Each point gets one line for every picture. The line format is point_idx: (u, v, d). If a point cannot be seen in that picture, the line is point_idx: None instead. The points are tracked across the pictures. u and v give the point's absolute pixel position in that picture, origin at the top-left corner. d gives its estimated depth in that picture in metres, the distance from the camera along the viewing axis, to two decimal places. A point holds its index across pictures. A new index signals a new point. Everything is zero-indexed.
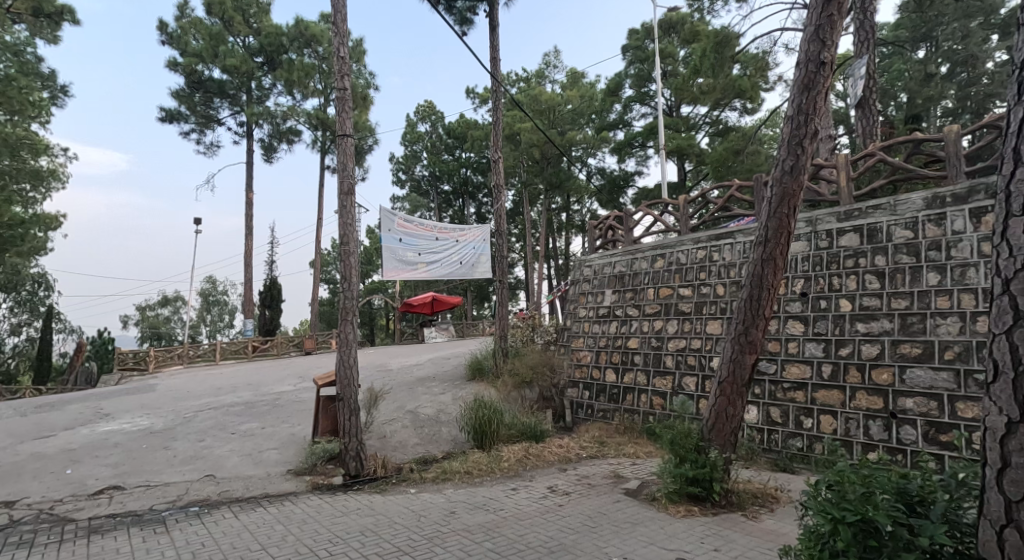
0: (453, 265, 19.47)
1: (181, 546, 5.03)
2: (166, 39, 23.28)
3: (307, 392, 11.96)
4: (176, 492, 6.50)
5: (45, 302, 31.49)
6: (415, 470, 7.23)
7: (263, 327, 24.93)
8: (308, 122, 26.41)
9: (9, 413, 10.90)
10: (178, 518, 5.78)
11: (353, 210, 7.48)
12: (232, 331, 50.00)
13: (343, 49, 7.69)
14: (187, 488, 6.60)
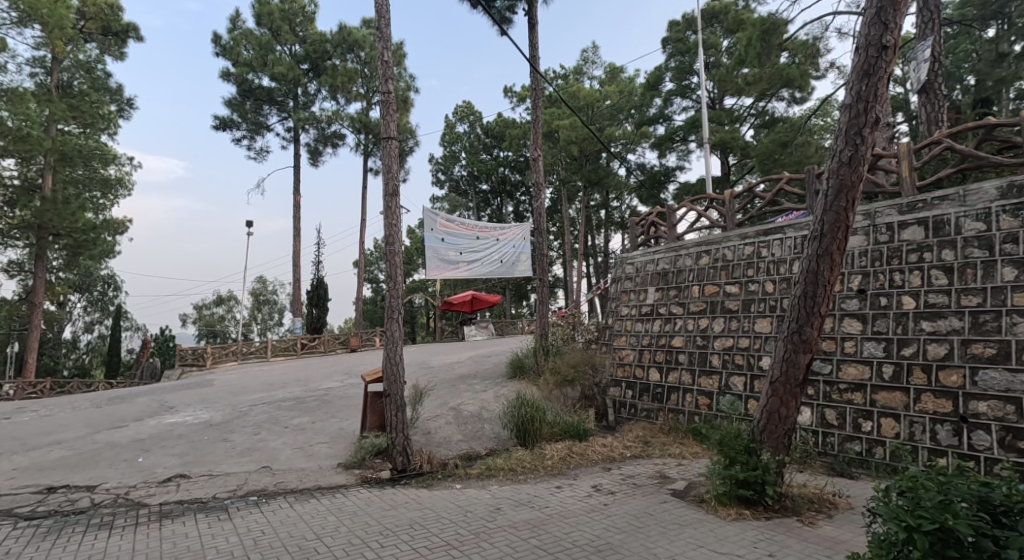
0: (493, 264, 19.56)
1: (242, 532, 5.26)
2: (220, 50, 24.30)
3: (353, 389, 12.26)
4: (236, 481, 6.79)
5: (113, 302, 33.52)
6: (460, 466, 7.32)
7: (310, 326, 25.71)
8: (351, 126, 27.09)
9: (84, 404, 11.64)
10: (238, 507, 6.04)
11: (398, 211, 7.64)
12: (282, 329, 51.67)
13: (387, 53, 7.84)
14: (245, 478, 6.88)
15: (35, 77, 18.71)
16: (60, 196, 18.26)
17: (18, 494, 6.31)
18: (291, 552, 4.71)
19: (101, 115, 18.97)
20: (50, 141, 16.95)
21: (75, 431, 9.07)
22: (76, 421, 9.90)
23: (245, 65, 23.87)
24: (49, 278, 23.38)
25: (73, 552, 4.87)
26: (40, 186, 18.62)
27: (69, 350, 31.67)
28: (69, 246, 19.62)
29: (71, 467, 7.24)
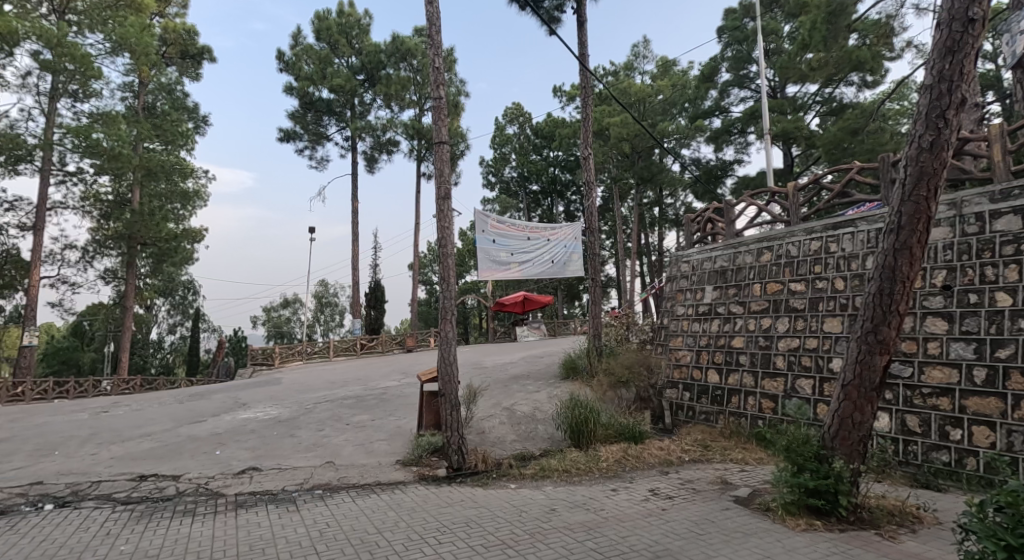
0: (544, 264, 19.51)
1: (308, 524, 5.46)
2: (283, 66, 25.48)
3: (410, 388, 12.52)
4: (303, 475, 7.06)
5: (193, 305, 35.85)
6: (515, 466, 7.32)
7: (369, 326, 26.50)
8: (405, 132, 27.73)
9: (168, 400, 12.47)
10: (304, 499, 6.28)
11: (451, 214, 7.73)
12: (343, 330, 53.56)
13: (438, 60, 7.96)
14: (311, 472, 7.15)
15: (125, 100, 20.38)
16: (146, 209, 19.77)
17: (114, 481, 6.81)
18: (354, 545, 4.83)
19: (180, 132, 20.36)
20: (138, 158, 18.30)
21: (161, 425, 9.72)
22: (162, 415, 10.61)
23: (306, 78, 24.88)
24: (137, 283, 25.26)
25: (161, 536, 5.21)
26: (130, 200, 20.44)
27: (154, 350, 34.08)
28: (155, 254, 21.23)
29: (159, 458, 7.74)
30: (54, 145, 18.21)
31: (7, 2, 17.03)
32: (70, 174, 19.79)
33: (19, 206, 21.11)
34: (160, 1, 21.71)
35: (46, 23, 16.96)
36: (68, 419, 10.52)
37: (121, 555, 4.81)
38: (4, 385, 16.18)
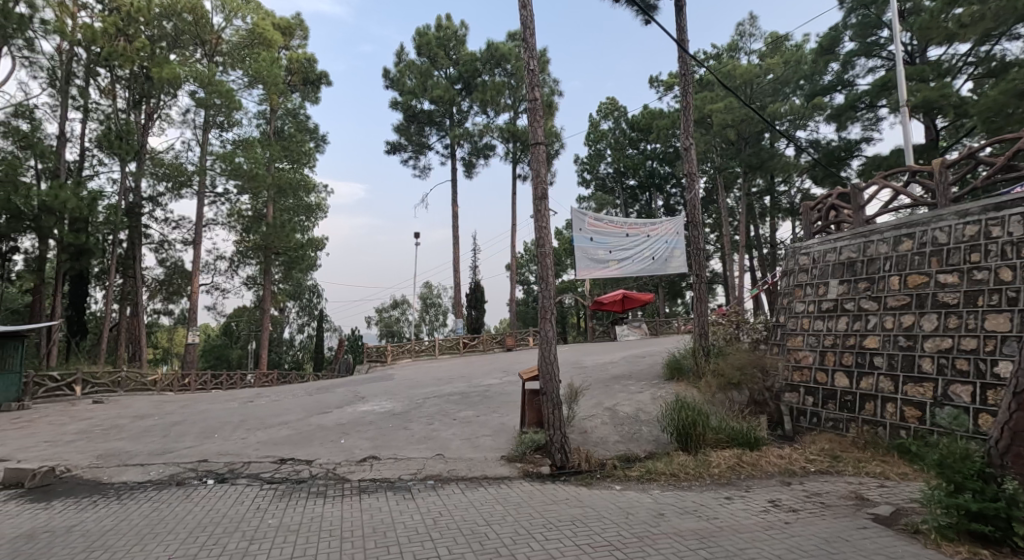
0: (645, 261, 18.92)
1: (422, 512, 5.72)
2: (389, 83, 27.08)
3: (513, 386, 12.73)
4: (416, 466, 7.42)
5: (318, 307, 39.19)
6: (620, 467, 7.19)
7: (472, 327, 27.32)
8: (501, 136, 28.31)
9: (299, 392, 13.72)
10: (418, 488, 6.59)
11: (548, 215, 7.75)
12: (446, 329, 55.63)
13: (533, 62, 8.01)
14: (423, 463, 7.49)
15: (260, 126, 22.84)
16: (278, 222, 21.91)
17: (260, 462, 7.60)
18: (465, 535, 4.99)
19: (304, 151, 22.34)
20: (271, 177, 20.38)
21: (295, 414, 10.70)
22: (296, 405, 11.69)
23: (409, 92, 26.22)
24: (272, 287, 28.11)
25: (300, 514, 5.72)
26: (264, 215, 22.63)
27: (286, 347, 37.72)
28: (286, 261, 23.46)
29: (294, 444, 8.52)
30: (206, 171, 20.83)
31: (173, 52, 20.09)
32: (219, 195, 22.50)
33: (182, 223, 24.38)
34: (286, 35, 24.04)
35: (199, 66, 19.57)
36: (221, 406, 11.95)
37: (268, 527, 5.35)
38: (175, 377, 18.74)
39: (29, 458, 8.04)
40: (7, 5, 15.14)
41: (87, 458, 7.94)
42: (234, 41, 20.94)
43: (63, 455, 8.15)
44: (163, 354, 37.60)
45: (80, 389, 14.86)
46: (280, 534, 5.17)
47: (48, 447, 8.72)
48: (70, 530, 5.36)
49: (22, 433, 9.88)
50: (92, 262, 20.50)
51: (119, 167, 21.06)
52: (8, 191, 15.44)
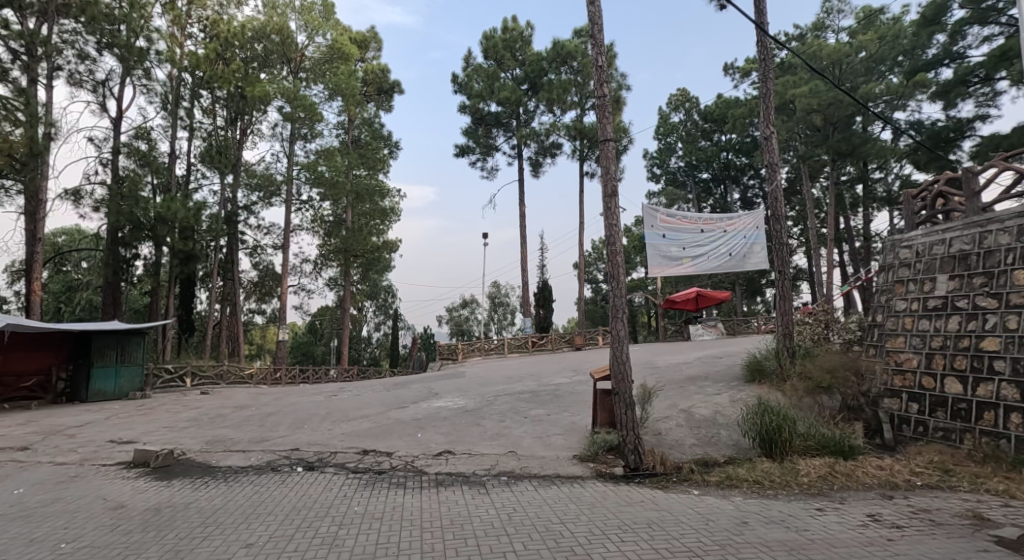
0: (721, 258, 18.10)
1: (497, 507, 5.76)
2: (458, 87, 27.64)
3: (583, 385, 12.58)
4: (490, 461, 7.49)
5: (394, 306, 40.69)
6: (698, 472, 6.90)
7: (540, 325, 27.40)
8: (568, 134, 28.14)
9: (377, 388, 14.26)
10: (492, 484, 6.64)
11: (618, 212, 7.60)
12: (515, 328, 55.95)
13: (601, 58, 7.87)
14: (497, 460, 7.54)
15: (339, 136, 23.99)
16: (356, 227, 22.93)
17: (345, 453, 7.94)
18: (540, 532, 4.97)
19: (380, 158, 23.21)
20: (350, 184, 21.43)
21: (375, 408, 11.13)
22: (375, 400, 12.16)
23: (477, 96, 26.60)
24: (351, 288, 29.46)
25: (383, 502, 5.93)
26: (344, 220, 24.04)
27: (364, 345, 39.43)
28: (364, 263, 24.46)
29: (375, 436, 8.85)
30: (292, 180, 22.13)
31: (263, 71, 21.58)
32: (303, 202, 23.89)
33: (272, 229, 26.10)
34: (362, 48, 25.11)
35: (286, 83, 20.90)
36: (309, 399, 12.64)
37: (354, 514, 5.58)
38: (268, 371, 20.07)
39: (151, 441, 8.87)
40: (127, 39, 16.94)
41: (198, 442, 8.65)
42: (315, 57, 22.15)
43: (178, 440, 8.92)
44: (257, 350, 40.38)
45: (190, 381, 16.26)
46: (365, 520, 5.39)
47: (166, 432, 9.59)
48: (188, 506, 5.86)
49: (144, 419, 10.93)
50: (199, 266, 22.40)
51: (219, 180, 22.86)
52: (126, 204, 17.28)
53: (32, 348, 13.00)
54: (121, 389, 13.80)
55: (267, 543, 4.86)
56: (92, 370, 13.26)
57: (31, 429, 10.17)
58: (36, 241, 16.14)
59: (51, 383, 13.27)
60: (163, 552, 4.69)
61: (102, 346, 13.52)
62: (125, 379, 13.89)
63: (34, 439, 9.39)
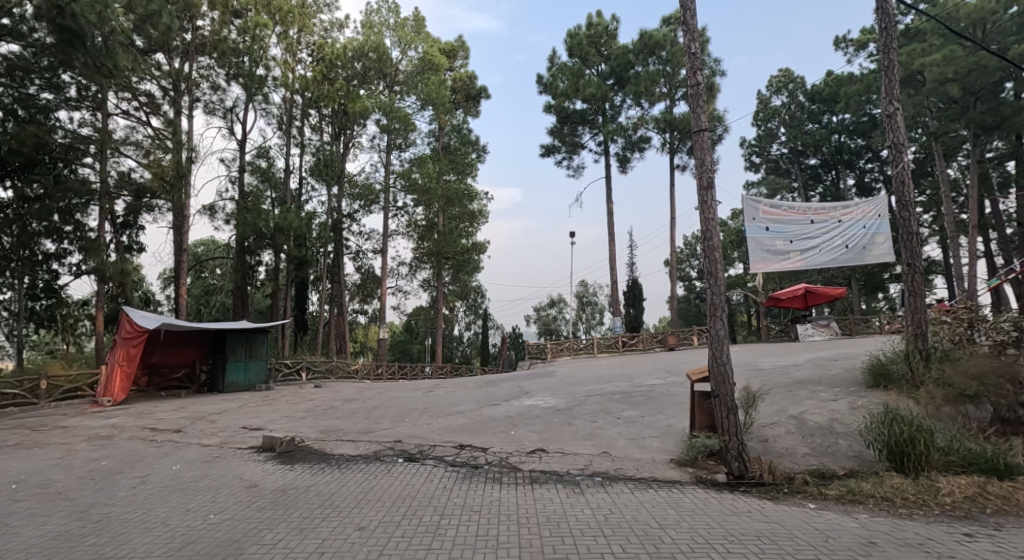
0: (835, 251, 16.52)
1: (593, 508, 5.53)
2: (543, 88, 27.57)
3: (679, 386, 11.96)
4: (584, 461, 7.25)
5: (484, 306, 41.45)
6: (812, 484, 6.24)
7: (630, 325, 26.77)
8: (657, 127, 27.11)
9: (470, 386, 14.45)
10: (587, 484, 6.40)
11: (715, 205, 7.08)
12: (603, 328, 54.94)
13: (694, 45, 7.35)
14: (590, 460, 7.27)
15: (430, 144, 24.80)
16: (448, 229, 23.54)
17: (442, 446, 8.04)
18: (638, 536, 4.70)
19: (468, 162, 23.69)
20: (442, 189, 22.25)
21: (470, 405, 11.26)
22: (469, 397, 12.31)
23: (562, 95, 26.33)
24: (443, 288, 30.37)
25: (480, 496, 5.89)
26: (437, 223, 24.79)
27: (457, 344, 40.61)
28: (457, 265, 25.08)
29: (470, 432, 8.90)
30: (389, 189, 23.18)
31: (362, 87, 22.72)
32: (399, 208, 24.99)
33: (372, 234, 27.52)
34: (450, 57, 25.75)
35: (383, 96, 21.97)
36: (407, 395, 13.06)
37: (454, 505, 5.59)
38: (371, 367, 21.12)
39: (275, 428, 9.56)
40: (250, 69, 18.47)
41: (314, 431, 9.18)
42: (408, 70, 23.07)
43: (297, 428, 9.53)
44: (359, 348, 42.80)
45: (305, 375, 17.51)
46: (465, 512, 5.37)
47: (288, 421, 10.29)
48: (309, 488, 6.17)
49: (268, 408, 11.83)
50: (311, 271, 24.12)
51: (325, 191, 24.44)
52: (250, 217, 18.94)
53: (179, 344, 14.77)
54: (250, 380, 14.98)
55: (377, 527, 4.98)
56: (226, 364, 14.58)
57: (180, 414, 11.35)
58: (182, 251, 18.22)
59: (195, 375, 14.86)
60: (290, 529, 4.95)
61: (234, 342, 14.79)
62: (253, 372, 15.07)
63: (183, 423, 10.45)
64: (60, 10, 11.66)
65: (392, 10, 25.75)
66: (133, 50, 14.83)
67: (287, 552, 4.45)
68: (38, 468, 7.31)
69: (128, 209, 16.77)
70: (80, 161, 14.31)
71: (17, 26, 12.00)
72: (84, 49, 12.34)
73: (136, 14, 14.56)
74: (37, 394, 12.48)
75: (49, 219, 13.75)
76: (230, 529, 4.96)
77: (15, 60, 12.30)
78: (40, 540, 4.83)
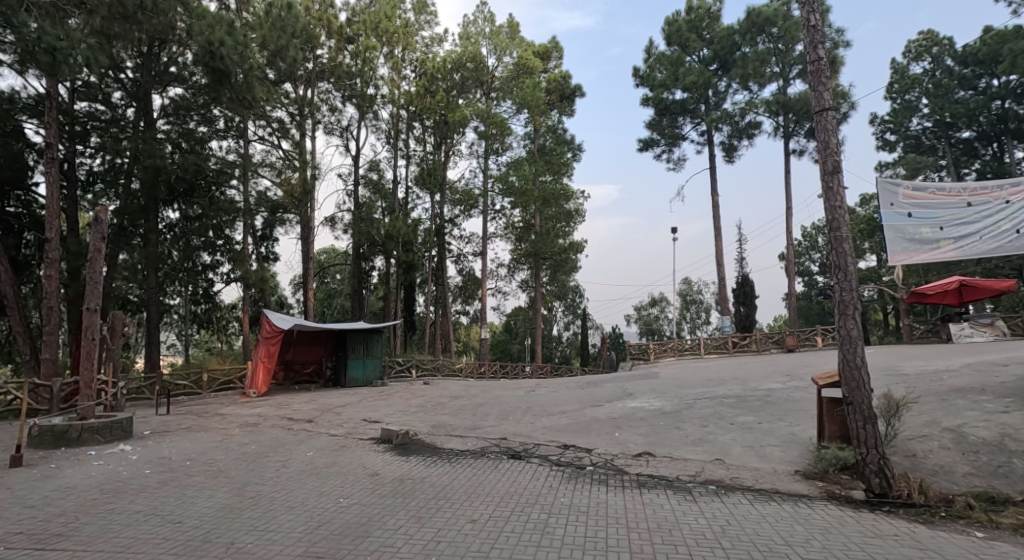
0: (1003, 237, 13.93)
1: (707, 517, 4.93)
2: (639, 81, 26.53)
3: (800, 391, 10.73)
4: (695, 467, 6.59)
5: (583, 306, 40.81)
6: (979, 509, 5.12)
7: (739, 324, 25.00)
8: (768, 110, 25.01)
9: (572, 386, 14.05)
10: (700, 492, 5.77)
11: (842, 191, 6.15)
12: (710, 327, 51.91)
13: (813, 14, 6.40)
14: (703, 466, 6.60)
15: (526, 147, 24.76)
16: (545, 230, 23.35)
17: (546, 446, 7.74)
18: (763, 552, 4.08)
19: (564, 162, 23.31)
20: (538, 191, 22.07)
21: (572, 405, 10.88)
22: (571, 397, 11.92)
23: (660, 86, 25.12)
24: (542, 288, 30.33)
25: (587, 497, 5.51)
26: (533, 225, 24.71)
27: (556, 344, 40.41)
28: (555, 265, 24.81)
29: (574, 432, 8.52)
30: (487, 193, 23.42)
31: (460, 96, 23.17)
32: (497, 212, 25.23)
33: (472, 238, 28.06)
34: (544, 59, 25.56)
35: (480, 104, 22.20)
36: (509, 394, 12.95)
37: (561, 504, 5.26)
38: (474, 366, 21.43)
39: (391, 422, 9.83)
40: (362, 90, 19.50)
41: (425, 426, 9.31)
42: (503, 76, 23.06)
43: (411, 422, 9.72)
44: (462, 347, 43.88)
45: (415, 373, 18.11)
46: (573, 512, 5.01)
47: (401, 415, 10.57)
48: (424, 480, 6.14)
49: (384, 403, 12.27)
50: (418, 274, 25.05)
51: (428, 199, 25.30)
52: (365, 226, 20.14)
53: (309, 342, 15.89)
54: (368, 377, 15.70)
55: (488, 521, 4.77)
56: (347, 361, 15.43)
57: (311, 406, 12.13)
58: (310, 258, 19.52)
59: (323, 370, 15.88)
60: (410, 517, 4.88)
61: (354, 340, 15.60)
62: (370, 369, 15.80)
63: (314, 414, 11.12)
64: (212, 54, 13.03)
65: (489, 18, 26.02)
66: (266, 82, 16.05)
67: (406, 538, 4.37)
68: (204, 449, 8.03)
69: (265, 223, 18.16)
70: (229, 184, 15.55)
71: (180, 72, 14.39)
72: (229, 86, 13.77)
73: (269, 50, 15.89)
74: (200, 384, 13.94)
75: (206, 235, 15.67)
76: (357, 513, 5.01)
77: (179, 100, 14.73)
78: (210, 510, 5.17)
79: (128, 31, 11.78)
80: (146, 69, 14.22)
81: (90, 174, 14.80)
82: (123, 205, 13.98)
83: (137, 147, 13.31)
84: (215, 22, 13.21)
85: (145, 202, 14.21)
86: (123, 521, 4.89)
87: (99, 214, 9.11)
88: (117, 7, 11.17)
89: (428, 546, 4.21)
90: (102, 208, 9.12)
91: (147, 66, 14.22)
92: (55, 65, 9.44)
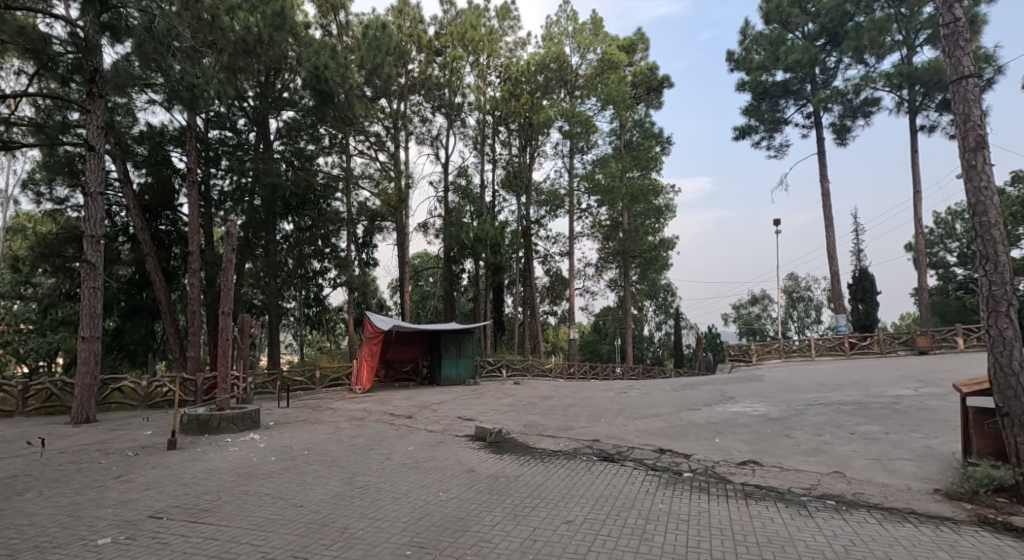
0: None
1: (827, 535, 4.01)
2: (733, 65, 24.73)
3: (937, 399, 9.11)
4: (810, 479, 5.51)
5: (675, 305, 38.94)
6: None
7: (858, 323, 22.38)
8: (889, 84, 22.19)
9: (666, 388, 13.07)
10: (815, 507, 4.76)
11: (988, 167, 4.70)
12: (819, 327, 47.52)
13: None
14: (818, 478, 5.51)
15: (613, 143, 23.85)
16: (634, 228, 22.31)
17: (640, 449, 7.00)
18: None
19: (653, 156, 22.12)
20: (626, 188, 21.09)
21: (666, 408, 9.99)
22: (666, 399, 11.01)
23: (758, 68, 23.25)
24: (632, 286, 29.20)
25: (686, 505, 4.76)
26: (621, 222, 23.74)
27: (648, 344, 38.83)
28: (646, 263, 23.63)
29: (669, 436, 7.70)
30: (574, 192, 22.83)
31: (545, 96, 22.77)
32: (584, 210, 24.54)
33: (559, 238, 27.35)
34: (629, 52, 24.45)
35: (564, 104, 21.61)
36: (600, 395, 12.26)
37: (659, 511, 4.57)
38: (564, 366, 20.92)
39: (485, 420, 9.55)
40: (450, 98, 19.56)
41: (518, 425, 8.90)
42: (588, 73, 22.24)
43: (504, 420, 9.37)
44: (550, 347, 43.45)
45: (505, 372, 17.89)
46: (672, 520, 4.31)
47: (494, 414, 10.25)
48: (518, 478, 5.70)
49: (477, 401, 12.07)
50: (506, 275, 24.91)
51: (515, 201, 25.09)
52: (454, 230, 20.30)
53: (405, 341, 16.10)
54: (461, 375, 15.67)
55: (585, 522, 4.21)
56: (442, 359, 15.46)
57: (412, 402, 12.20)
58: (405, 262, 19.80)
59: (420, 368, 16.06)
60: (506, 514, 4.44)
61: (449, 338, 15.60)
62: (463, 368, 15.75)
63: (413, 410, 11.14)
64: (318, 77, 13.57)
65: (571, 17, 25.40)
66: (365, 98, 16.54)
67: (504, 534, 3.92)
68: (319, 440, 8.15)
69: (365, 231, 18.78)
70: (333, 196, 16.23)
71: (292, 96, 15.00)
72: (333, 106, 14.22)
73: (365, 69, 16.41)
74: (313, 380, 14.66)
75: (317, 244, 16.31)
76: (456, 506, 4.64)
77: (292, 122, 15.47)
78: (326, 497, 5.04)
79: (250, 64, 12.65)
80: (263, 97, 14.92)
81: (221, 193, 15.92)
82: (248, 220, 14.87)
83: (258, 168, 14.16)
84: (320, 48, 13.74)
85: (266, 216, 15.13)
86: (256, 501, 4.88)
87: (230, 228, 9.58)
88: (241, 43, 12.05)
89: (524, 544, 3.72)
90: (232, 223, 9.60)
91: (265, 94, 14.92)
92: (194, 100, 10.20)
